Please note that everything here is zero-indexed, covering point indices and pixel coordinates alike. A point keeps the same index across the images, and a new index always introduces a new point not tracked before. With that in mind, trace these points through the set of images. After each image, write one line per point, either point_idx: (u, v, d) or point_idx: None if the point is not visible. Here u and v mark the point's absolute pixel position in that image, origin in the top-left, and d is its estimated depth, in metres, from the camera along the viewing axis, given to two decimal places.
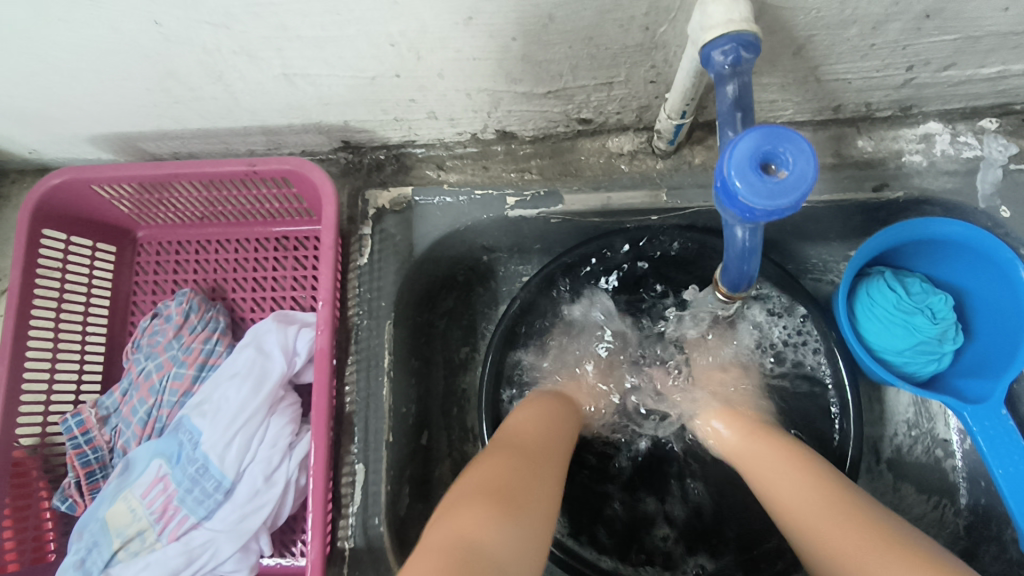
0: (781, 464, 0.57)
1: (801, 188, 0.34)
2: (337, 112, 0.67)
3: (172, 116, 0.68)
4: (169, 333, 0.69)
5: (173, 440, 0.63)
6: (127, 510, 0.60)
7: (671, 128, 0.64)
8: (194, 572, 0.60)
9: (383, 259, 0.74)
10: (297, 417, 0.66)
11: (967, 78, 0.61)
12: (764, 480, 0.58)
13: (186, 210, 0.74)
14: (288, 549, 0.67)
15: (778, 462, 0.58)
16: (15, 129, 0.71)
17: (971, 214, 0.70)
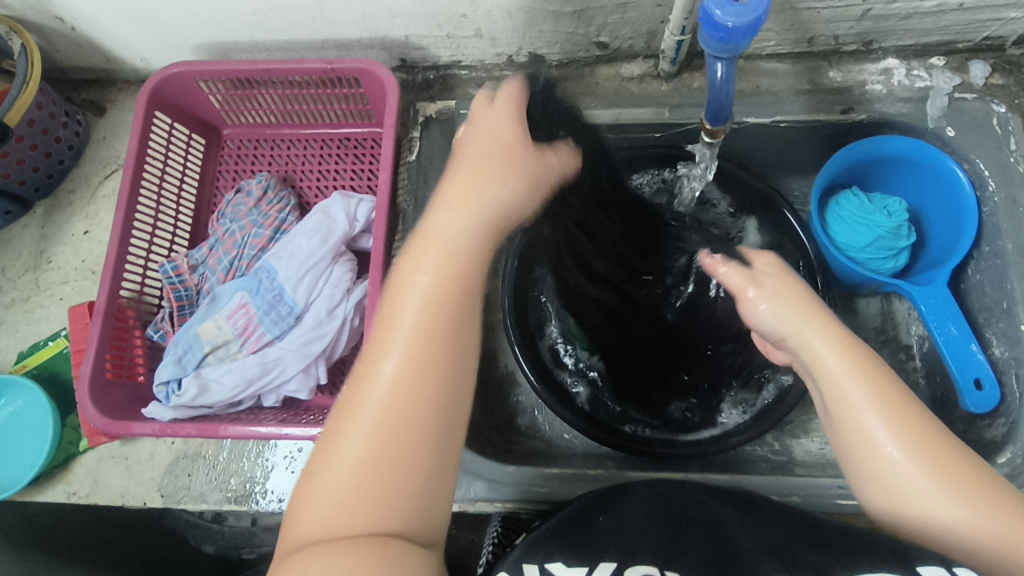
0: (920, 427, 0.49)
1: (757, 11, 0.48)
2: (401, 27, 0.82)
3: (265, 25, 0.82)
4: (250, 203, 0.83)
5: (253, 278, 0.77)
6: (215, 326, 0.75)
7: (673, 45, 0.79)
8: (264, 383, 0.73)
9: (429, 161, 0.88)
10: (354, 270, 0.78)
11: (912, 10, 0.76)
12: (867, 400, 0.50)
13: (268, 110, 0.89)
14: (339, 388, 0.79)
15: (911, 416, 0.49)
16: (135, 35, 0.86)
17: (923, 134, 0.84)
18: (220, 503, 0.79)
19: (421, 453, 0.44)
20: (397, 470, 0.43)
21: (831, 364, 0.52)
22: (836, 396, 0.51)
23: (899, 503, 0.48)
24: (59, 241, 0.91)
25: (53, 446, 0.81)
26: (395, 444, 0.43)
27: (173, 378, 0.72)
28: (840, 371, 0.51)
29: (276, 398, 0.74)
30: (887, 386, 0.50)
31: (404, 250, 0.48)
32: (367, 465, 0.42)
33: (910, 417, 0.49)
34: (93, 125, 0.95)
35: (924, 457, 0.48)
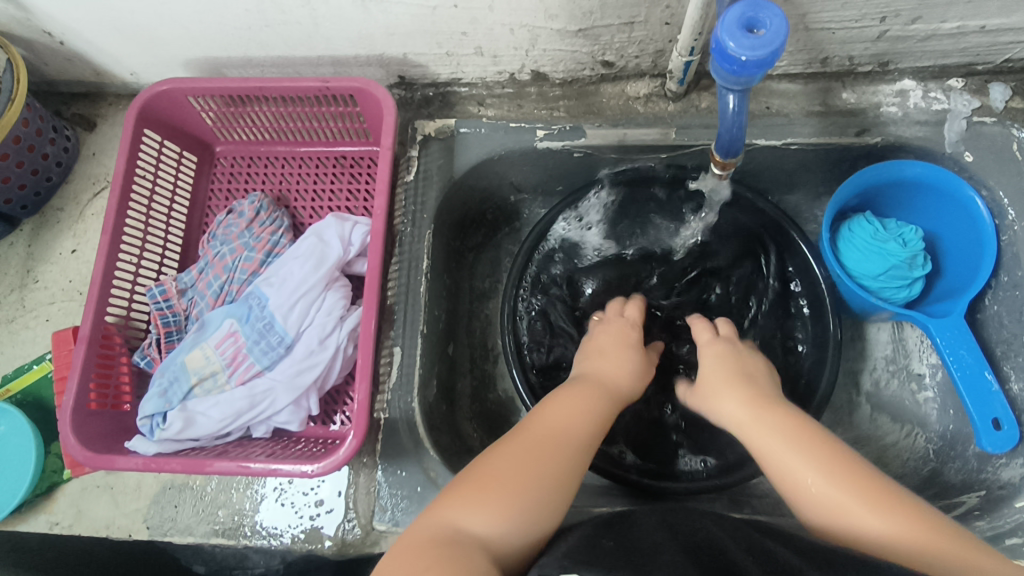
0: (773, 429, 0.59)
1: (774, 42, 0.45)
2: (399, 44, 0.79)
3: (260, 41, 0.80)
4: (242, 225, 0.80)
5: (243, 305, 0.74)
6: (202, 356, 0.72)
7: (681, 66, 0.76)
8: (253, 415, 0.70)
9: (427, 181, 0.85)
10: (348, 296, 0.76)
11: (932, 32, 0.73)
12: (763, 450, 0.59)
13: (262, 127, 0.86)
14: (331, 418, 0.76)
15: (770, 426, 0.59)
16: (125, 49, 0.83)
17: (939, 158, 0.81)
18: (207, 536, 0.76)
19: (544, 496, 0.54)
20: (507, 502, 0.53)
21: (741, 420, 0.62)
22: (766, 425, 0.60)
23: (798, 502, 0.55)
24: (46, 260, 0.88)
25: (36, 475, 0.78)
26: (523, 481, 0.54)
27: (158, 412, 0.69)
28: (744, 419, 0.62)
29: (266, 430, 0.71)
30: (770, 419, 0.60)
31: (570, 387, 0.67)
32: (469, 489, 0.54)
33: (802, 436, 0.57)
34: (83, 140, 0.93)
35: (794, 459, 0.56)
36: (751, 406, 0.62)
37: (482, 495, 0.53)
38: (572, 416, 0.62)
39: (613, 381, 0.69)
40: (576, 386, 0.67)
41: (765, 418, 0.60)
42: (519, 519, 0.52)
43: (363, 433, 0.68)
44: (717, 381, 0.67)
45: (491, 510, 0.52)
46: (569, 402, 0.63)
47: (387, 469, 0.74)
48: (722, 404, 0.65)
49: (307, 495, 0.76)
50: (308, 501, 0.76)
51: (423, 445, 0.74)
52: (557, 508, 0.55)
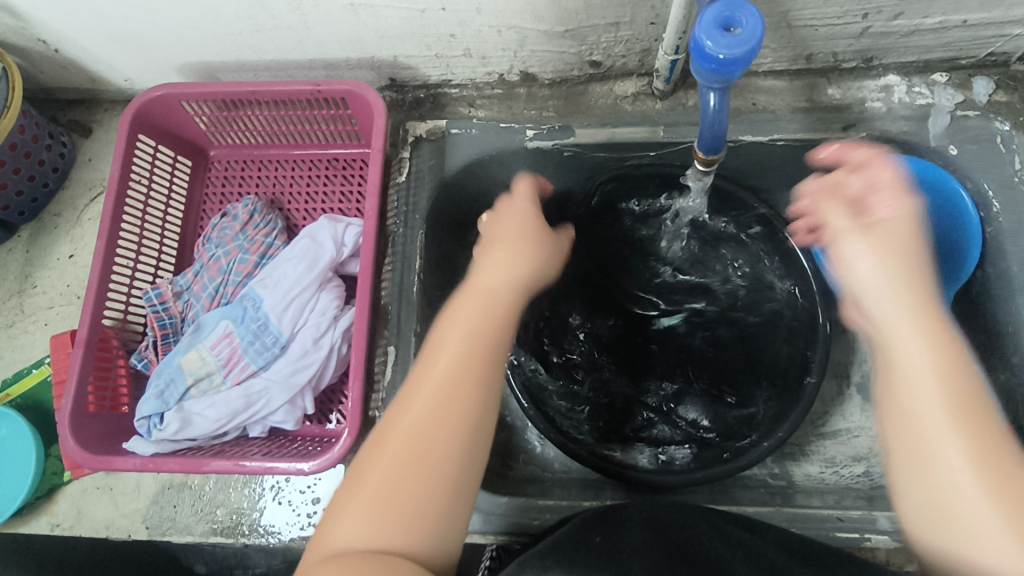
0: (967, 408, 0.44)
1: (750, 40, 0.46)
2: (389, 46, 0.80)
3: (251, 46, 0.81)
4: (236, 228, 0.81)
5: (238, 307, 0.75)
6: (198, 357, 0.73)
7: (667, 64, 0.77)
8: (249, 415, 0.71)
9: (418, 181, 0.86)
10: (342, 297, 0.77)
11: (914, 28, 0.74)
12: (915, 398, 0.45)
13: (255, 130, 0.87)
14: (326, 417, 0.77)
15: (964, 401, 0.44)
16: (119, 56, 0.84)
17: (925, 152, 0.82)
18: (206, 535, 0.77)
19: (460, 457, 0.49)
20: (416, 504, 0.47)
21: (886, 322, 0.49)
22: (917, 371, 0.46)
23: (913, 500, 0.45)
24: (44, 265, 0.90)
25: (37, 476, 0.79)
26: (425, 447, 0.49)
27: (155, 412, 0.70)
28: (896, 337, 0.48)
29: (262, 429, 0.72)
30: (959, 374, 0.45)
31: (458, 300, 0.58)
32: (401, 460, 0.48)
33: (964, 406, 0.45)
34: (79, 146, 0.94)
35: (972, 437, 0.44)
36: (909, 297, 0.49)
37: (411, 470, 0.48)
38: (467, 348, 0.53)
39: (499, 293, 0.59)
40: (458, 302, 0.58)
41: (932, 363, 0.46)
42: (444, 487, 0.48)
43: (357, 431, 0.70)
44: (895, 241, 0.51)
45: (412, 491, 0.47)
46: (469, 321, 0.56)
47: None
48: (854, 259, 0.51)
49: (303, 491, 0.77)
50: (304, 496, 0.77)
51: None
52: (472, 447, 0.50)
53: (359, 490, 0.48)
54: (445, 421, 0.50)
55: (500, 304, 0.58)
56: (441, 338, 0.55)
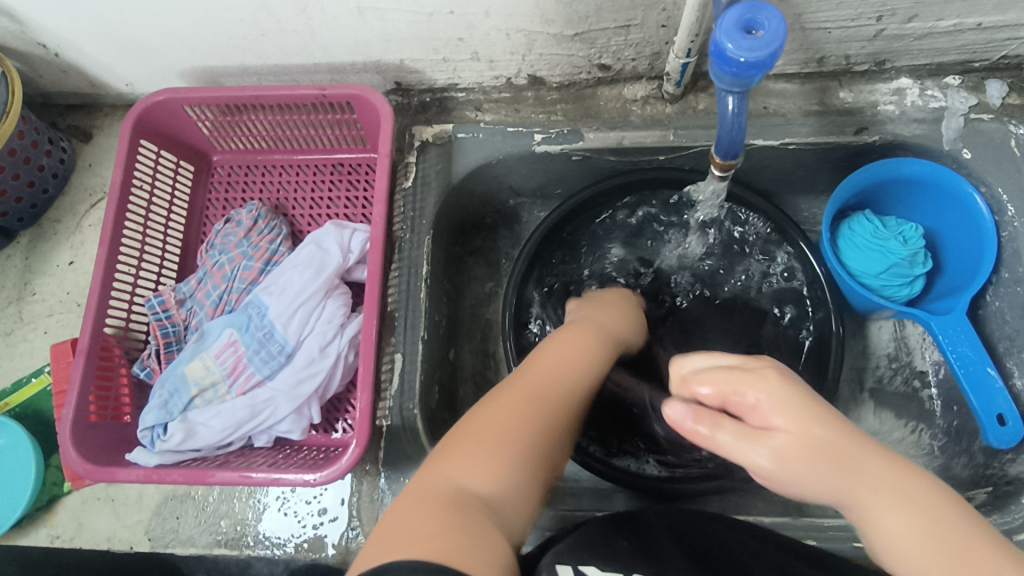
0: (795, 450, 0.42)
1: (772, 43, 0.45)
2: (395, 50, 0.79)
3: (255, 50, 0.79)
4: (240, 234, 0.80)
5: (243, 314, 0.74)
6: (202, 366, 0.72)
7: (678, 68, 0.76)
8: (255, 425, 0.70)
9: (425, 186, 0.85)
10: (348, 304, 0.76)
11: (928, 30, 0.73)
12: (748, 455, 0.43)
13: (259, 135, 0.86)
14: (333, 426, 0.76)
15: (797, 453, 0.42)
16: (120, 60, 0.83)
17: (938, 156, 0.81)
18: (210, 548, 0.75)
19: (533, 463, 0.50)
20: (492, 464, 0.48)
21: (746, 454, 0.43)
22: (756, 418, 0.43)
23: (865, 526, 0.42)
24: (43, 272, 0.88)
25: (36, 488, 0.77)
26: (503, 438, 0.49)
27: (159, 423, 0.69)
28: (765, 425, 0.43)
29: (267, 440, 0.71)
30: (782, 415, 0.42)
31: (551, 339, 0.64)
32: (469, 444, 0.49)
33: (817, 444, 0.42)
34: (79, 151, 0.92)
35: (826, 477, 0.42)
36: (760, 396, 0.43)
37: (480, 446, 0.49)
38: (563, 364, 0.58)
39: (574, 368, 0.59)
40: (552, 342, 0.63)
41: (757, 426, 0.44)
42: (513, 473, 0.48)
43: (365, 441, 0.68)
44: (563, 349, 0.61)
45: (499, 458, 0.48)
46: (562, 354, 0.60)
47: (391, 476, 0.74)
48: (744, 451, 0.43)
49: (307, 500, 0.76)
50: (308, 505, 0.76)
51: (426, 451, 0.75)
52: (545, 451, 0.51)
53: (454, 449, 0.50)
54: (530, 422, 0.51)
55: (569, 380, 0.57)
56: (540, 355, 0.60)
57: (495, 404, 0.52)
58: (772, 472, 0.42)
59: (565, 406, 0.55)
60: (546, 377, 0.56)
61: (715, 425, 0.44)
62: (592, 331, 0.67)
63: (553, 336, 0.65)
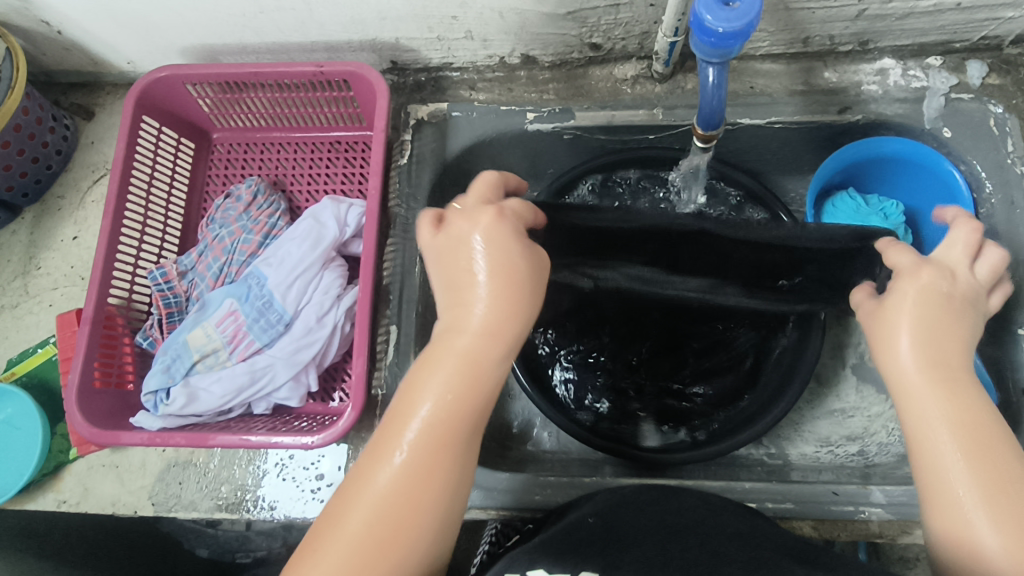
0: (952, 400, 0.44)
1: (748, 15, 0.47)
2: (391, 28, 0.81)
3: (254, 27, 0.81)
4: (240, 208, 0.82)
5: (243, 285, 0.76)
6: (203, 334, 0.73)
7: (666, 46, 0.78)
8: (255, 391, 0.72)
9: (420, 164, 0.87)
10: (345, 276, 0.78)
11: (909, 10, 0.75)
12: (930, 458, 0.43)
13: (258, 113, 0.88)
14: (330, 395, 0.78)
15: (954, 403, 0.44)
16: (122, 38, 0.85)
17: (919, 135, 0.83)
18: (212, 512, 0.77)
19: (432, 537, 0.43)
20: (394, 546, 0.42)
21: (903, 376, 0.46)
22: (935, 364, 0.46)
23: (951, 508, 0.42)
24: (47, 246, 0.90)
25: (43, 455, 0.80)
26: (416, 495, 0.43)
27: (162, 387, 0.71)
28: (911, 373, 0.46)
29: (266, 407, 0.73)
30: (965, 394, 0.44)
31: (434, 344, 0.45)
32: (363, 537, 0.42)
33: (964, 407, 0.44)
34: (81, 129, 0.94)
35: (977, 466, 0.41)
36: (934, 378, 0.45)
37: (376, 548, 0.42)
38: (457, 391, 0.44)
39: (472, 395, 0.44)
40: (435, 351, 0.45)
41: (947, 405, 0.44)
42: (411, 569, 0.42)
43: (362, 406, 0.71)
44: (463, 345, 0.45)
45: (396, 557, 0.42)
46: (449, 370, 0.44)
47: None
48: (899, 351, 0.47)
49: (306, 465, 0.78)
50: (306, 471, 0.78)
51: None
52: (450, 513, 0.45)
53: (334, 532, 0.42)
54: (422, 497, 0.43)
55: (466, 411, 0.44)
56: (415, 379, 0.45)
57: (380, 470, 0.43)
58: (916, 376, 0.45)
59: (457, 450, 0.44)
60: (436, 421, 0.43)
61: (918, 341, 0.46)
62: (503, 322, 0.45)
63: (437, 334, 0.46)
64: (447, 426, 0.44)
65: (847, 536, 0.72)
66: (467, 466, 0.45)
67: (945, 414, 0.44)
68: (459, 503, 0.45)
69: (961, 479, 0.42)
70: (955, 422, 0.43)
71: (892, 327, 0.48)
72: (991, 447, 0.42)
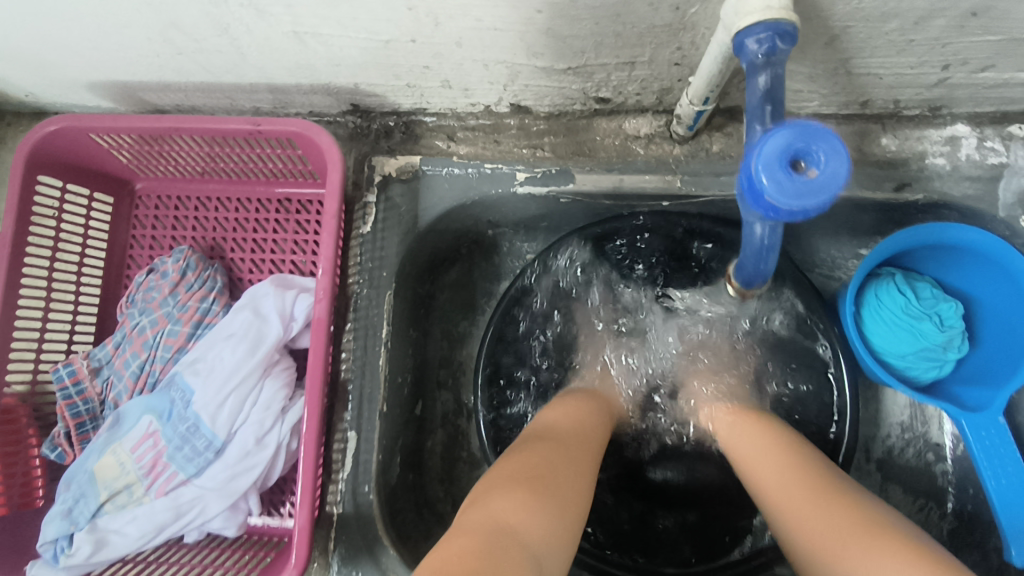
0: (797, 471, 0.54)
1: (828, 189, 0.32)
2: (347, 75, 0.64)
3: (173, 68, 0.64)
4: (165, 290, 0.68)
5: (164, 397, 0.63)
6: (115, 463, 0.61)
7: (692, 114, 0.62)
8: (181, 526, 0.60)
9: (387, 230, 0.73)
10: (290, 381, 0.65)
11: (1003, 81, 0.59)
12: (771, 489, 0.55)
13: (187, 165, 0.72)
14: (276, 509, 0.68)
15: (790, 470, 0.55)
16: (12, 71, 0.68)
17: (988, 221, 0.69)
18: None
19: (563, 521, 0.48)
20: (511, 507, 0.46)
21: (752, 457, 0.60)
22: (783, 463, 0.56)
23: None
24: None
25: None
26: (545, 480, 0.50)
27: (62, 534, 0.59)
28: (742, 450, 0.62)
29: (198, 536, 0.62)
30: (817, 472, 0.54)
31: (552, 408, 0.67)
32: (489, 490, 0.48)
33: (826, 489, 0.51)
34: None
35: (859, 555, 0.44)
36: (754, 440, 0.62)
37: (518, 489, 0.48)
38: (577, 424, 0.63)
39: (576, 431, 0.62)
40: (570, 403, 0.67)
41: (777, 459, 0.57)
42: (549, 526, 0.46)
43: (307, 552, 0.60)
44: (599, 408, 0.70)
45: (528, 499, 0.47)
46: (570, 420, 0.63)
47: (343, 568, 0.67)
48: (730, 438, 0.66)
49: None
50: None
51: (380, 541, 0.68)
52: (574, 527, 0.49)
53: None
54: (565, 484, 0.51)
55: (585, 437, 0.62)
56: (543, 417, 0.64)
57: (517, 460, 0.53)
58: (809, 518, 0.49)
59: (586, 477, 0.55)
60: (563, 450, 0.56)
61: (797, 472, 0.54)
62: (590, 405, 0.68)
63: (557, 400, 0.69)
64: (582, 450, 0.58)
65: None
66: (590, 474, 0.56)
67: (800, 485, 0.53)
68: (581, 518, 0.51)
69: (867, 559, 0.43)
70: (803, 488, 0.52)
71: (739, 431, 0.65)
72: (880, 535, 0.45)
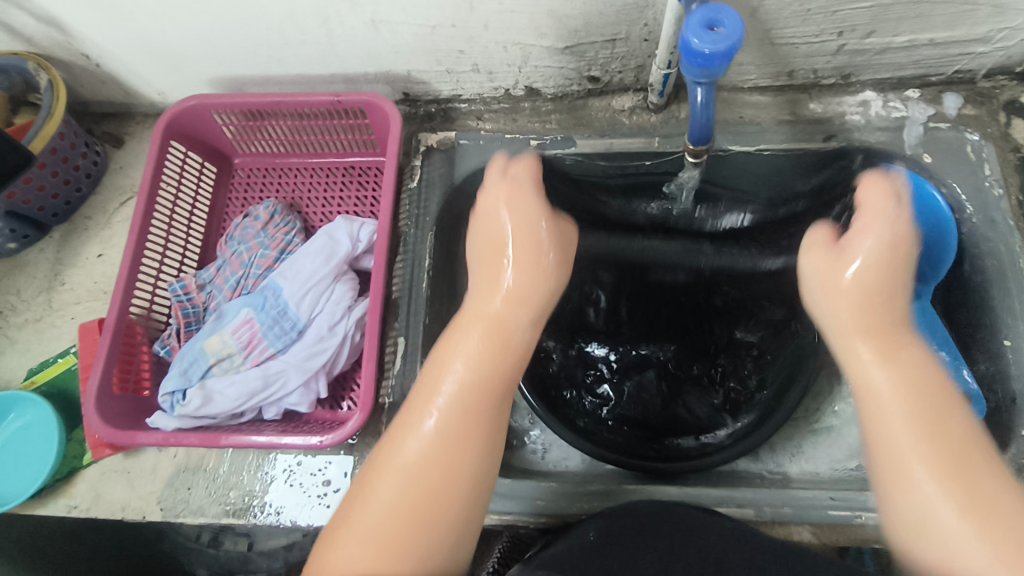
0: (940, 426, 0.50)
1: (728, 40, 0.53)
2: (405, 62, 0.87)
3: (277, 60, 0.88)
4: (258, 226, 0.86)
5: (258, 295, 0.79)
6: (219, 341, 0.77)
7: (660, 78, 0.84)
8: (266, 396, 0.74)
9: (430, 187, 0.92)
10: (355, 288, 0.81)
11: (885, 45, 0.81)
12: (886, 428, 0.51)
13: (278, 139, 0.93)
14: (339, 403, 0.81)
15: (935, 422, 0.50)
16: (157, 71, 0.91)
17: (902, 160, 0.87)
18: (219, 517, 0.78)
19: (466, 494, 0.52)
20: (429, 519, 0.50)
21: (878, 380, 0.53)
22: (912, 371, 0.53)
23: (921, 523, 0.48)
24: (73, 263, 0.94)
25: (57, 459, 0.81)
26: (432, 492, 0.51)
27: (178, 389, 0.74)
28: (893, 386, 0.52)
29: (277, 412, 0.75)
30: (948, 426, 0.50)
31: (462, 321, 0.58)
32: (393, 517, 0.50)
33: (965, 463, 0.48)
34: (111, 155, 1.00)
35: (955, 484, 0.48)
36: (897, 374, 0.53)
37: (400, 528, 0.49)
38: (483, 363, 0.56)
39: (514, 335, 0.57)
40: (466, 327, 0.58)
41: (913, 414, 0.51)
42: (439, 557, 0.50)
43: (369, 412, 0.73)
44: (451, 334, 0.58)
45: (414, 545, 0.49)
46: (474, 352, 0.56)
47: None
48: (857, 353, 0.55)
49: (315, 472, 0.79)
50: (315, 477, 0.79)
51: None
52: (474, 472, 0.52)
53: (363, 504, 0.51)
54: (470, 445, 0.52)
55: (511, 342, 0.57)
56: (450, 351, 0.57)
57: (400, 461, 0.52)
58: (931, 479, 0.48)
59: (488, 407, 0.54)
60: (474, 387, 0.55)
61: (889, 357, 0.54)
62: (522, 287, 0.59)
63: (466, 325, 0.58)
64: (481, 391, 0.54)
65: (846, 541, 0.73)
66: (496, 445, 0.54)
67: (909, 412, 0.51)
68: (486, 464, 0.53)
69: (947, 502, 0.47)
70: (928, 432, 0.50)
71: (847, 296, 0.57)
72: (977, 478, 0.48)
